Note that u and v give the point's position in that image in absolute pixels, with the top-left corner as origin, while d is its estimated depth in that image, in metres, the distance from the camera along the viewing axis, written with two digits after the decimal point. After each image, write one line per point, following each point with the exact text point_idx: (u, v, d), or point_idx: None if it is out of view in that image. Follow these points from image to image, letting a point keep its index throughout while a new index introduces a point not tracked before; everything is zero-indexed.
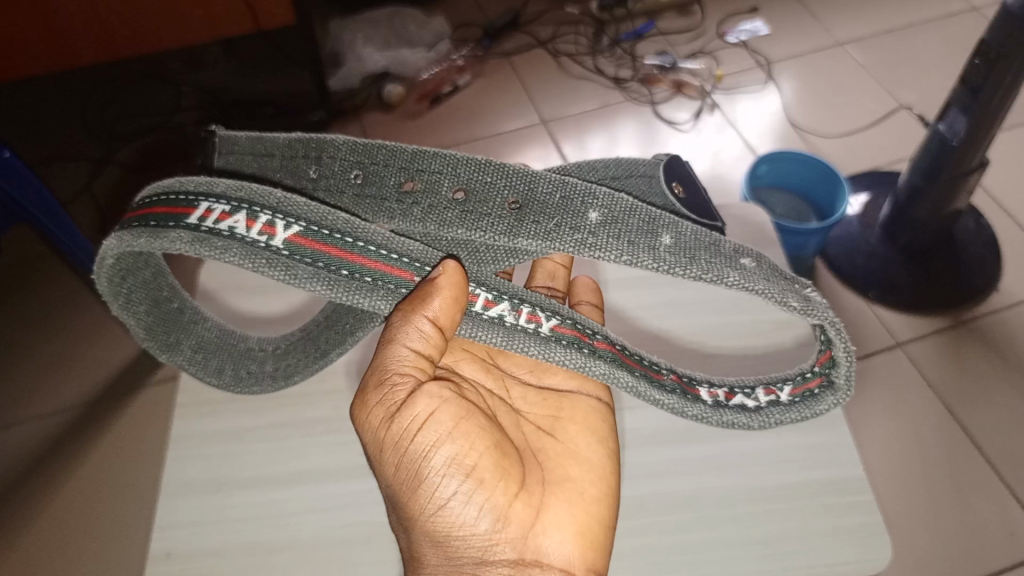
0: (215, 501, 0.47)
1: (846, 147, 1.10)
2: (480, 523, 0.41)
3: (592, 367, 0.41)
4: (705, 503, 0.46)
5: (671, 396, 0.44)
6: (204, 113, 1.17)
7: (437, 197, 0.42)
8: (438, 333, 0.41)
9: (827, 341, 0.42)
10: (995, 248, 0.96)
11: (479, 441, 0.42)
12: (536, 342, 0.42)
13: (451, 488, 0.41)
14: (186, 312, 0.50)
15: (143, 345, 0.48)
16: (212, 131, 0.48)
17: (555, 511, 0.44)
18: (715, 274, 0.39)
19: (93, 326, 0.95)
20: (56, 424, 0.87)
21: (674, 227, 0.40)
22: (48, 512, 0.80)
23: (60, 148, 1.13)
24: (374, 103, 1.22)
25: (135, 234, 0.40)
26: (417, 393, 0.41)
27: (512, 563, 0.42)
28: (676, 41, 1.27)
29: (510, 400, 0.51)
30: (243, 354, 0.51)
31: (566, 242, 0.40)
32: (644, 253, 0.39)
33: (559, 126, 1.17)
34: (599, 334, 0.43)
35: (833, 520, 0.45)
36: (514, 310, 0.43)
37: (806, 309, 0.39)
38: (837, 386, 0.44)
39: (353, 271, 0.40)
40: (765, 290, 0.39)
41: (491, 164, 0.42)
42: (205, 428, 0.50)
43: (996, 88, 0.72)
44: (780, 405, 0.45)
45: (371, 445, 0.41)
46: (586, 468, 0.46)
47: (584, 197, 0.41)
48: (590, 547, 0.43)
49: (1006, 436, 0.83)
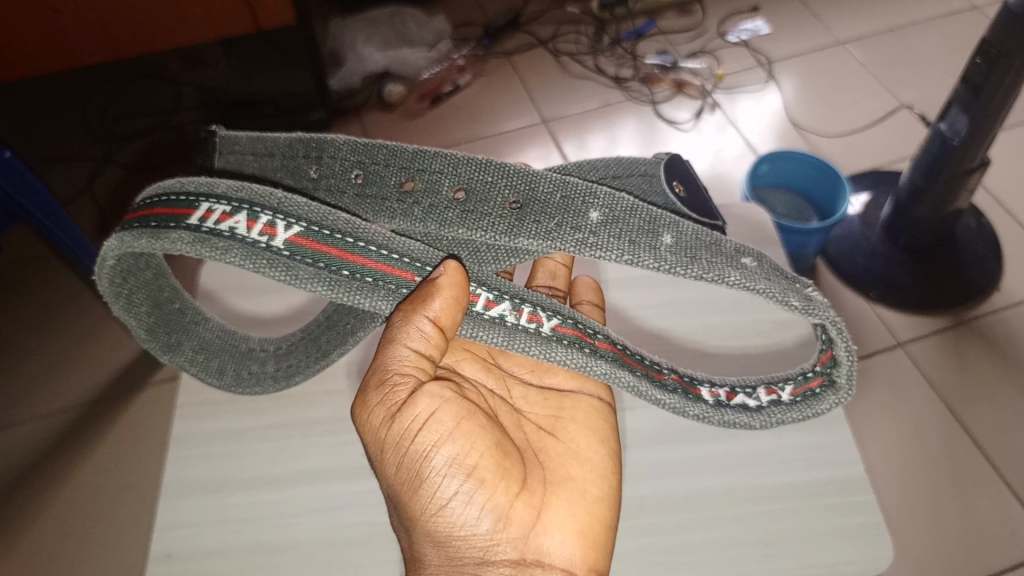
0: (215, 502, 0.47)
1: (846, 146, 1.10)
2: (481, 523, 0.41)
3: (593, 367, 0.41)
4: (707, 503, 0.46)
5: (671, 396, 0.44)
6: (204, 113, 1.17)
7: (437, 196, 0.42)
8: (438, 334, 0.41)
9: (829, 340, 0.42)
10: (996, 248, 0.96)
11: (480, 442, 0.42)
12: (536, 342, 0.41)
13: (451, 488, 0.41)
14: (187, 312, 0.50)
15: (144, 345, 0.48)
16: (212, 131, 0.48)
17: (557, 511, 0.44)
18: (716, 274, 0.38)
19: (94, 327, 0.95)
20: (57, 425, 0.87)
21: (675, 227, 0.40)
22: (49, 512, 0.80)
23: (60, 147, 1.13)
24: (375, 102, 1.22)
25: (136, 235, 0.40)
26: (418, 393, 0.41)
27: (514, 563, 0.42)
28: (676, 40, 1.27)
29: (510, 399, 0.51)
30: (244, 355, 0.51)
31: (566, 242, 0.40)
32: (645, 252, 0.39)
33: (559, 126, 1.17)
34: (599, 334, 0.43)
35: (834, 520, 0.45)
36: (515, 310, 0.43)
37: (807, 308, 0.39)
38: (838, 385, 0.44)
39: (353, 271, 0.40)
40: (766, 289, 0.38)
41: (492, 164, 0.42)
42: (206, 428, 0.50)
43: (997, 87, 0.72)
44: (782, 405, 0.45)
45: (372, 446, 0.41)
46: (587, 468, 0.46)
47: (584, 196, 0.41)
48: (592, 547, 0.43)
49: (1007, 435, 0.83)
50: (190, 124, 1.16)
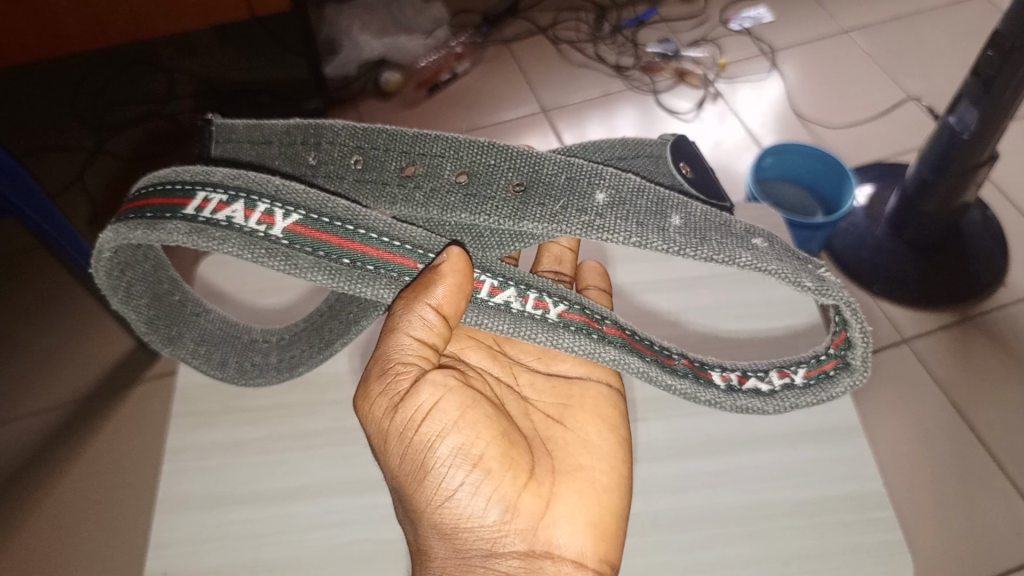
0: (214, 518, 0.45)
1: (851, 138, 1.09)
2: (488, 514, 0.40)
3: (601, 353, 0.40)
4: (722, 518, 0.45)
5: (682, 381, 0.42)
6: (197, 102, 1.15)
7: (439, 180, 0.40)
8: (442, 321, 0.39)
9: (843, 322, 0.41)
10: (1003, 242, 0.95)
11: (486, 431, 0.41)
12: (543, 328, 0.40)
13: (457, 479, 0.39)
14: (188, 304, 0.49)
15: (143, 338, 0.47)
16: (209, 119, 0.46)
17: (567, 501, 0.43)
18: (727, 255, 0.37)
19: (86, 320, 0.93)
20: (51, 421, 0.85)
21: (684, 207, 0.38)
22: (41, 511, 0.78)
23: (50, 136, 1.11)
24: (371, 90, 1.19)
25: (132, 226, 0.38)
26: (421, 382, 0.40)
27: (523, 554, 0.41)
28: (678, 28, 1.25)
29: (517, 387, 0.50)
30: (247, 347, 0.50)
31: (572, 225, 0.38)
32: (654, 234, 0.37)
33: (560, 114, 1.14)
34: (608, 319, 0.41)
35: (854, 537, 0.44)
36: (520, 296, 0.41)
37: (821, 289, 0.38)
38: (852, 367, 0.42)
39: (354, 260, 0.38)
40: (777, 270, 0.37)
41: (495, 146, 0.40)
42: (203, 441, 0.48)
43: (1010, 80, 0.70)
44: (796, 389, 0.43)
45: (375, 437, 0.40)
46: (597, 456, 0.45)
47: (590, 177, 0.39)
48: (603, 538, 0.42)
49: (1014, 434, 0.82)
50: (183, 113, 1.14)
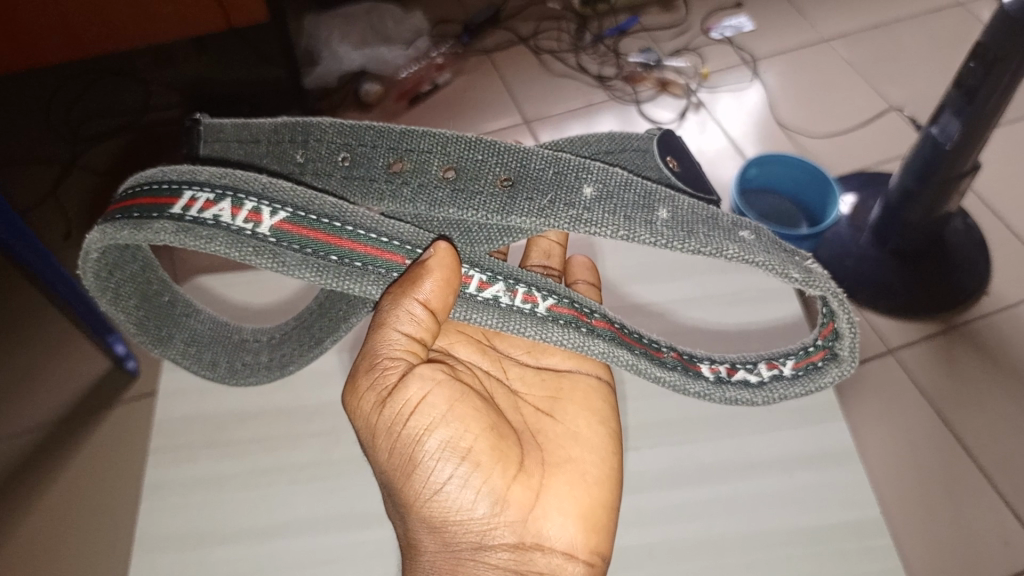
0: (198, 557, 0.44)
1: (833, 147, 1.09)
2: (477, 506, 0.39)
3: (591, 345, 0.38)
4: (718, 548, 0.44)
5: (671, 373, 0.40)
6: (175, 114, 1.13)
7: (427, 176, 0.39)
8: (429, 316, 0.38)
9: (830, 313, 0.40)
10: (986, 250, 0.95)
11: (475, 423, 0.40)
12: (533, 322, 0.38)
13: (447, 472, 0.38)
14: (178, 305, 0.47)
15: (132, 339, 0.45)
16: (196, 119, 0.44)
17: (557, 493, 0.42)
18: (715, 247, 0.36)
19: (63, 340, 0.90)
20: (24, 445, 0.82)
21: (671, 200, 0.37)
22: (15, 541, 0.75)
23: (22, 150, 1.09)
24: (352, 101, 1.18)
25: (118, 227, 0.37)
26: (409, 377, 0.39)
27: (513, 547, 0.40)
28: (660, 37, 1.25)
29: (507, 380, 0.49)
30: (238, 346, 0.49)
31: (559, 219, 0.37)
32: (640, 227, 0.36)
33: (542, 125, 1.14)
34: (597, 312, 0.40)
35: (852, 565, 0.43)
36: (509, 290, 0.40)
37: (807, 280, 0.36)
38: (839, 357, 0.41)
39: (341, 257, 0.36)
40: (764, 261, 0.36)
41: (480, 141, 0.39)
42: (185, 475, 0.47)
43: (993, 91, 0.70)
44: (783, 379, 0.42)
45: (363, 432, 0.39)
46: (587, 448, 0.45)
47: (578, 171, 0.38)
48: (593, 530, 0.42)
49: (1001, 443, 0.81)
50: (160, 126, 1.12)
